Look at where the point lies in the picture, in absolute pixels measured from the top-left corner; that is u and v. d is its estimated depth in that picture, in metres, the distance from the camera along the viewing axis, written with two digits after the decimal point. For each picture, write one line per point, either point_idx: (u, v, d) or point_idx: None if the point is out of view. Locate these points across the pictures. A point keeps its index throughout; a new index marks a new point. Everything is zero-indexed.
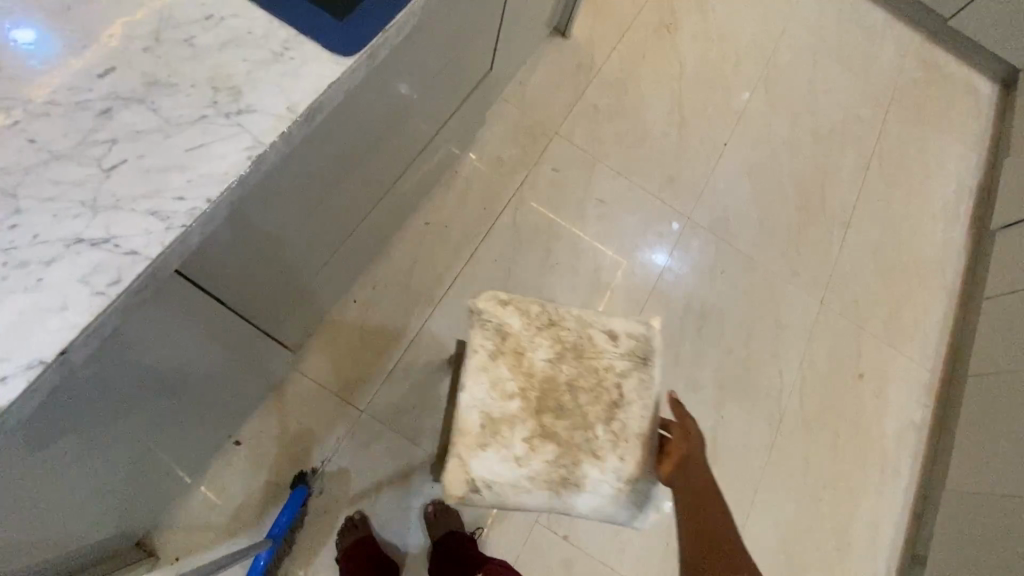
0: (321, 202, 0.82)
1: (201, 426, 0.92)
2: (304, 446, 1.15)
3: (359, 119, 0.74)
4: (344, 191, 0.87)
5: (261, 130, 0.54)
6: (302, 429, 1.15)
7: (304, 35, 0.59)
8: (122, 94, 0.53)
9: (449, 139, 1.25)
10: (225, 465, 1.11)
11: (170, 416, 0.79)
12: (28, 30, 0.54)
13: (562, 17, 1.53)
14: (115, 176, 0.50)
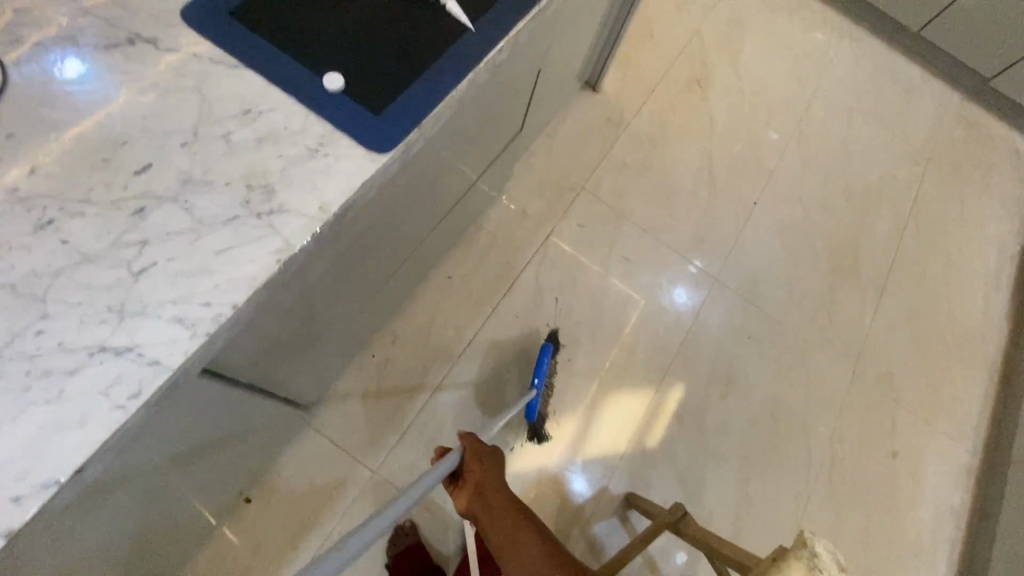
0: (345, 276, 0.81)
1: (208, 497, 0.90)
2: (313, 508, 1.12)
3: (388, 202, 0.74)
4: (370, 263, 0.87)
5: (292, 230, 0.54)
6: (312, 490, 1.13)
7: (339, 129, 0.59)
8: (156, 191, 0.53)
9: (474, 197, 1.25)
10: (233, 525, 1.09)
11: (187, 490, 0.78)
12: (73, 61, 0.57)
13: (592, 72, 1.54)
14: (143, 279, 0.50)
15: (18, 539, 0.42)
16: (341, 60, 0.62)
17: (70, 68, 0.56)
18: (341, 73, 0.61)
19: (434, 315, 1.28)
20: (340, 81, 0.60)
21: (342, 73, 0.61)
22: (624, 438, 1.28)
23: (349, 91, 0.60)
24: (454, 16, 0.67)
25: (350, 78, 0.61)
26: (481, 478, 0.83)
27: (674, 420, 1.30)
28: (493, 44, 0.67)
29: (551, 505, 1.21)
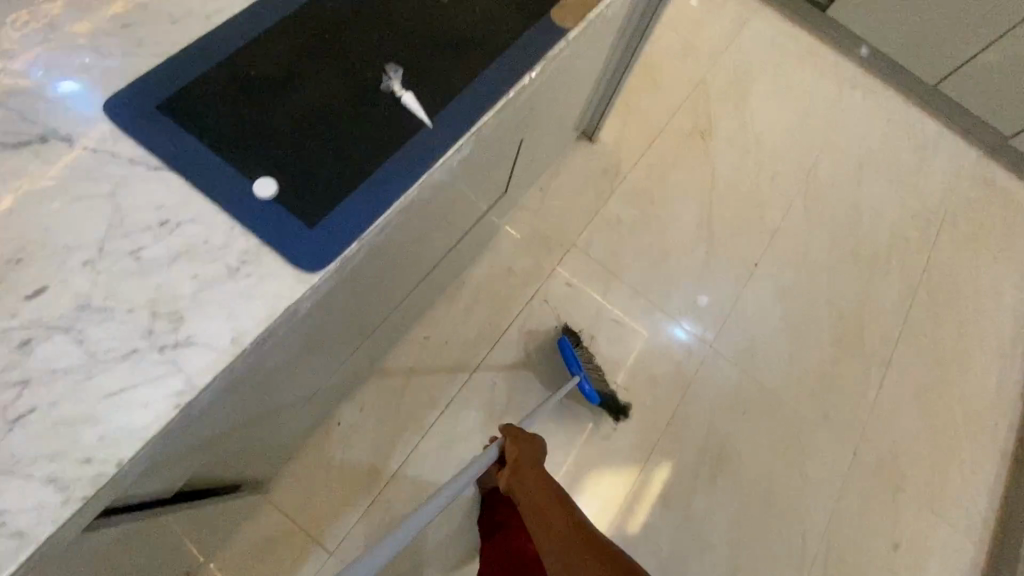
0: (293, 374, 0.73)
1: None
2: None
3: (336, 304, 0.67)
4: (325, 354, 0.80)
5: (197, 368, 0.48)
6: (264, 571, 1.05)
7: (266, 245, 0.52)
8: (47, 320, 0.47)
9: (454, 258, 1.19)
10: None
11: None
12: (68, 82, 0.55)
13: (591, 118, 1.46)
14: (18, 429, 0.44)
15: None
16: (276, 161, 0.56)
17: (65, 88, 0.55)
18: (275, 178, 0.55)
19: (408, 379, 1.21)
20: (272, 188, 0.54)
21: (276, 177, 0.55)
22: (604, 521, 1.20)
23: (282, 199, 0.54)
24: (410, 110, 0.60)
25: (285, 183, 0.55)
26: (519, 456, 0.95)
27: (657, 502, 1.22)
28: (452, 141, 0.61)
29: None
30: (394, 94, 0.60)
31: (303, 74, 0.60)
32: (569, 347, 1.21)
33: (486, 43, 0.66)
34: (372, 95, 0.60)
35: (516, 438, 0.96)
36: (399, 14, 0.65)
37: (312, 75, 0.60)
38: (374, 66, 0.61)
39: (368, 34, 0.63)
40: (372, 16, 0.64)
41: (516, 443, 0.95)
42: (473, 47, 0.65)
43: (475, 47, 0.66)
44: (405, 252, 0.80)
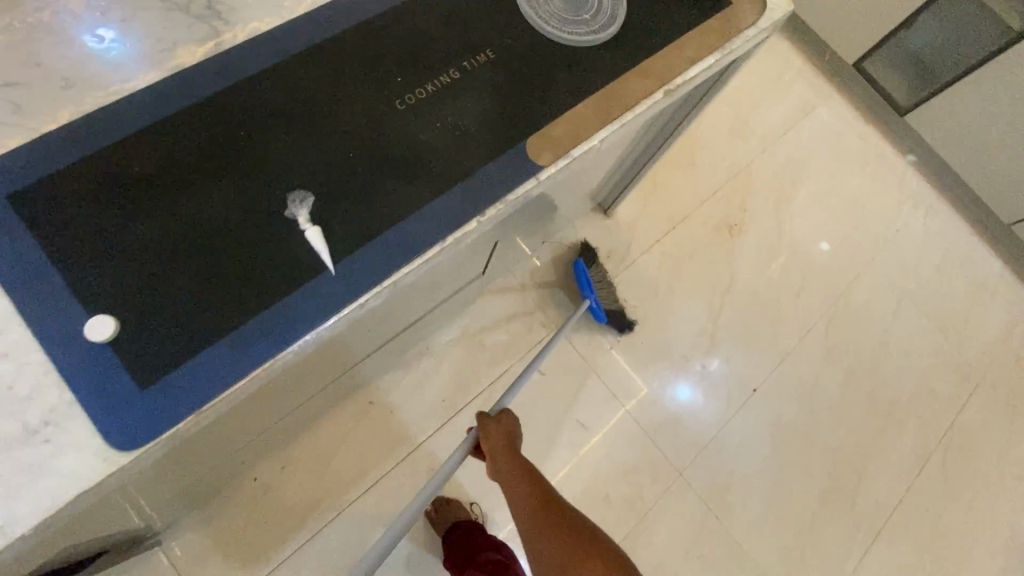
0: (165, 485, 0.67)
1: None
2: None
3: (209, 439, 0.58)
4: (210, 460, 0.71)
5: None
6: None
7: (81, 403, 0.43)
8: None
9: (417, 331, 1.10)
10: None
11: None
12: (105, 34, 0.53)
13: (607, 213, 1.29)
14: None
15: None
16: (126, 293, 0.46)
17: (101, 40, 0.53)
18: (117, 318, 0.45)
19: (341, 444, 1.12)
20: (111, 332, 0.44)
21: (119, 317, 0.45)
22: None
23: (118, 347, 0.44)
24: (311, 249, 0.50)
25: (128, 326, 0.45)
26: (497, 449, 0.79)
27: None
28: (354, 297, 0.50)
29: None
30: (299, 226, 0.50)
31: (197, 182, 0.50)
32: (584, 271, 1.22)
33: (434, 171, 0.55)
34: (269, 223, 0.49)
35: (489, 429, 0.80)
36: (337, 119, 0.54)
37: (207, 186, 0.50)
38: (284, 185, 0.51)
39: (292, 141, 0.52)
40: (304, 117, 0.53)
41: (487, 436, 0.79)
42: (416, 175, 0.54)
43: (418, 174, 0.54)
44: (328, 369, 0.71)
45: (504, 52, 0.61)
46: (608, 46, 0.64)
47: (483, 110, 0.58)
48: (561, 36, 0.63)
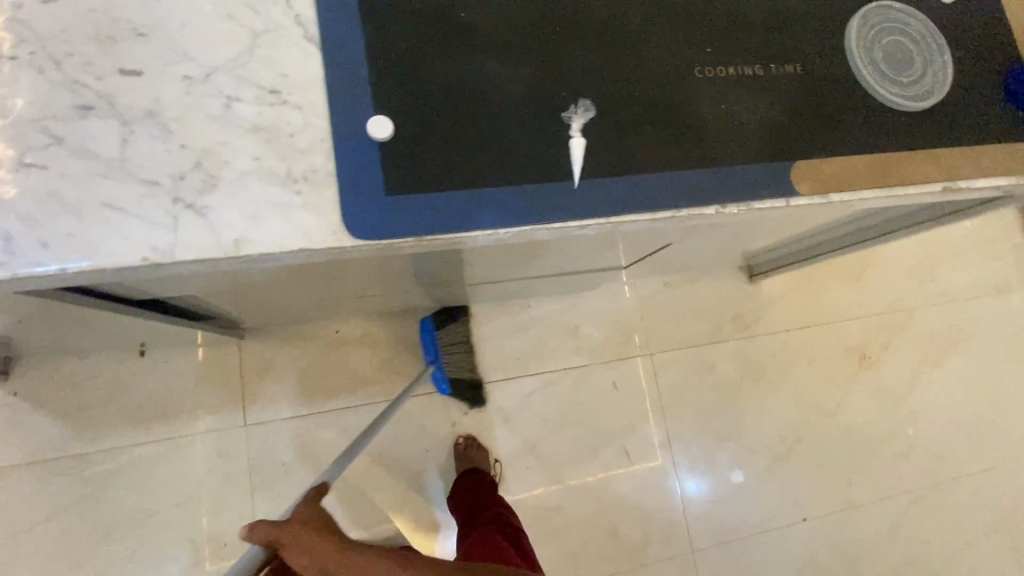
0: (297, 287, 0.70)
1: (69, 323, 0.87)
2: (160, 411, 1.06)
3: (385, 267, 0.63)
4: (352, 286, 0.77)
5: (189, 239, 0.44)
6: (170, 397, 1.06)
7: (335, 180, 0.47)
8: (118, 105, 0.45)
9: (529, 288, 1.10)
10: (93, 368, 1.05)
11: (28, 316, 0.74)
12: None
13: (449, 336, 1.12)
14: (18, 176, 0.43)
15: None
16: (410, 110, 0.49)
17: None
18: (394, 127, 0.49)
19: (419, 344, 1.17)
20: (385, 138, 0.48)
21: (396, 126, 0.49)
22: None
23: (383, 151, 0.48)
24: (569, 155, 0.51)
25: (399, 138, 0.49)
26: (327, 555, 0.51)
27: None
28: (580, 217, 0.50)
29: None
30: (568, 131, 0.51)
31: (505, 52, 0.52)
32: (427, 331, 1.10)
33: (701, 145, 0.54)
34: (544, 115, 0.51)
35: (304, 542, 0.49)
36: (642, 57, 0.55)
37: (510, 58, 0.52)
38: (572, 89, 0.52)
39: (596, 56, 0.54)
40: (614, 40, 0.55)
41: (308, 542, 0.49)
42: (686, 141, 0.54)
43: (689, 140, 0.54)
44: (490, 265, 0.74)
45: (813, 74, 0.59)
46: (915, 120, 0.61)
47: (770, 116, 0.57)
48: (875, 88, 0.60)
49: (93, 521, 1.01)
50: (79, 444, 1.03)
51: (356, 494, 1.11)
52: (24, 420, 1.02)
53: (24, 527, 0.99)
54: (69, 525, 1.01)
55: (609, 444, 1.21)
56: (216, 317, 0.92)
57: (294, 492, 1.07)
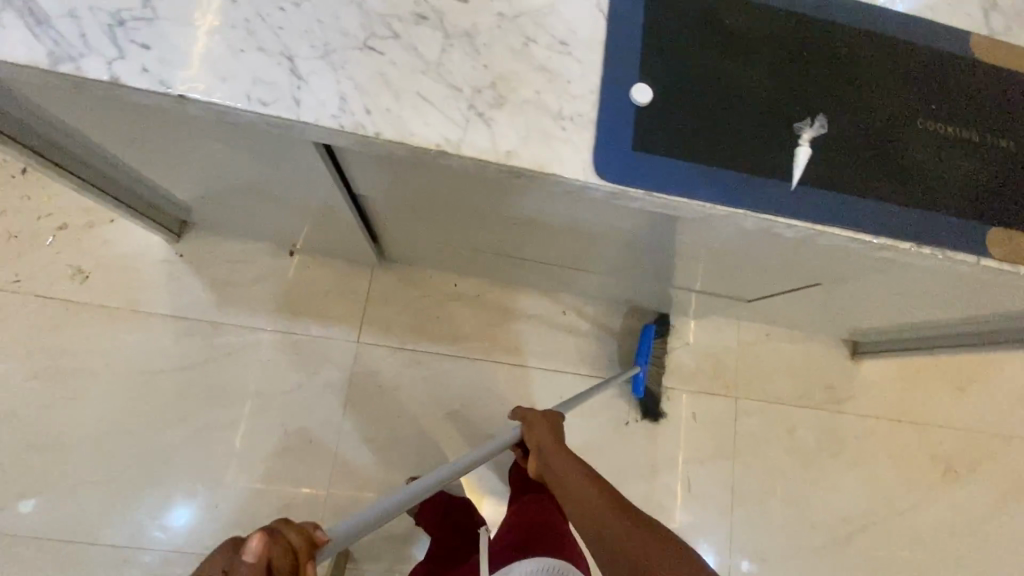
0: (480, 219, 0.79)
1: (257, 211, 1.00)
2: (290, 307, 1.17)
3: (577, 219, 0.70)
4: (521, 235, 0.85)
5: (473, 140, 0.53)
6: (303, 298, 1.18)
7: (594, 125, 0.55)
8: (444, 20, 0.55)
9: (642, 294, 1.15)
10: (248, 254, 1.18)
11: (248, 186, 0.85)
12: None
13: None
14: (362, 54, 0.53)
15: (125, 92, 0.50)
16: (667, 87, 0.57)
17: None
18: (653, 95, 0.56)
19: (524, 319, 1.24)
20: (643, 104, 0.55)
21: (653, 97, 0.56)
22: None
23: (638, 113, 0.55)
24: (792, 161, 0.57)
25: (655, 106, 0.56)
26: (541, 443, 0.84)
27: None
28: (790, 216, 0.56)
29: (389, 539, 1.12)
30: (796, 139, 0.57)
31: (757, 58, 0.59)
32: None
33: (910, 187, 0.59)
34: (779, 121, 0.57)
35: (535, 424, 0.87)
36: (874, 96, 0.60)
37: (761, 65, 0.59)
38: (806, 106, 0.58)
39: (832, 85, 0.60)
40: (852, 75, 0.60)
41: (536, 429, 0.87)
42: (897, 178, 0.59)
43: (900, 179, 0.59)
44: (652, 250, 0.81)
45: None
46: None
47: (978, 180, 0.61)
48: None
49: (210, 383, 1.13)
50: (218, 314, 1.15)
51: (431, 436, 1.17)
52: (182, 280, 1.15)
53: (157, 368, 1.12)
54: (191, 380, 1.13)
55: (673, 469, 1.23)
56: (374, 235, 1.02)
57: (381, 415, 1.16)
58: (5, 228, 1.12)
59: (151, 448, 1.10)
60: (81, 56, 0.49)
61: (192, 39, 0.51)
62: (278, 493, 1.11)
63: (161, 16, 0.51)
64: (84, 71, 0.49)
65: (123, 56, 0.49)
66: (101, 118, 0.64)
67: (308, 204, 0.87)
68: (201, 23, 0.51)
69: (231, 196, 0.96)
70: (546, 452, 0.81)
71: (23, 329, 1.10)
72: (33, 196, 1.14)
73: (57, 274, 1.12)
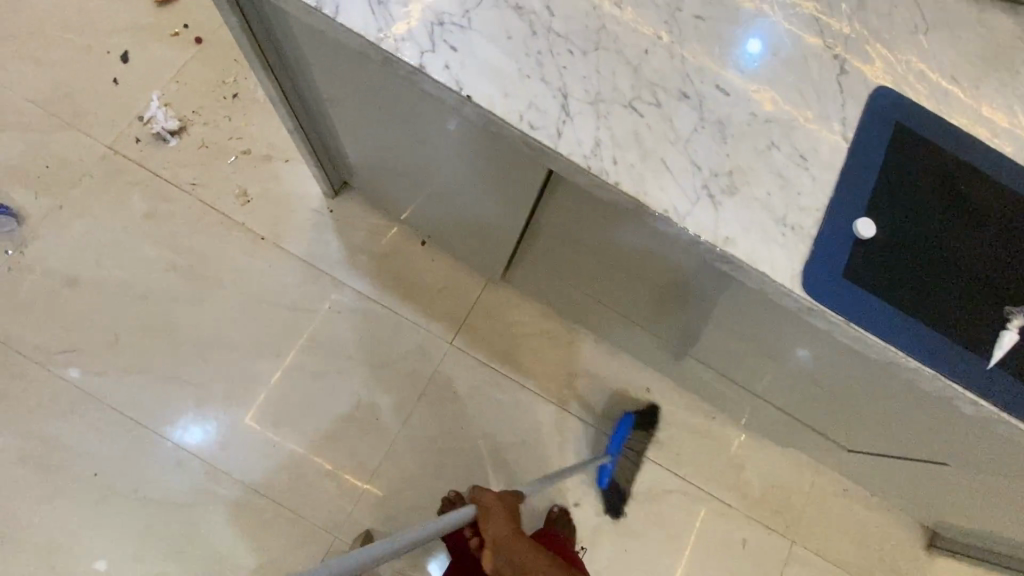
0: (636, 276, 0.82)
1: (420, 200, 1.08)
2: (405, 291, 1.23)
3: (738, 311, 0.72)
4: (661, 304, 0.88)
5: (698, 216, 0.56)
6: (419, 286, 1.24)
7: (811, 242, 0.57)
8: (703, 105, 0.59)
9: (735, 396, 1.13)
10: (386, 230, 1.26)
11: (433, 175, 0.92)
12: None
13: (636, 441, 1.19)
14: (625, 111, 0.58)
15: (420, 78, 0.57)
16: (888, 230, 0.58)
17: None
18: (875, 233, 0.58)
19: (610, 381, 1.24)
20: (864, 238, 0.57)
21: (874, 235, 0.58)
22: None
23: (856, 245, 0.57)
24: (995, 341, 0.56)
25: (874, 243, 0.58)
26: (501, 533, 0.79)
27: None
28: (979, 392, 0.55)
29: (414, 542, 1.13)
30: (1004, 322, 0.57)
31: (984, 231, 0.59)
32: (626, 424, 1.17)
33: None
34: (990, 299, 0.58)
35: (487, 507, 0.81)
36: None
37: (986, 239, 0.59)
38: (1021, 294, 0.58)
39: None
40: None
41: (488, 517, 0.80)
42: None
43: None
44: (787, 363, 0.81)
45: None
46: None
47: None
48: None
49: (312, 331, 1.20)
50: (342, 274, 1.23)
51: (485, 459, 1.18)
52: (323, 231, 1.24)
53: (273, 301, 1.20)
54: (297, 324, 1.20)
55: None
56: (512, 256, 1.08)
57: (448, 421, 1.19)
58: (201, 137, 1.25)
59: (241, 370, 1.17)
60: (399, 39, 0.56)
61: (492, 55, 0.57)
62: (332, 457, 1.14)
63: (472, 27, 0.58)
64: (397, 52, 0.56)
65: (432, 50, 0.56)
66: (364, 83, 0.72)
67: (478, 210, 0.93)
68: (502, 43, 0.58)
69: (405, 179, 1.03)
70: (506, 545, 0.78)
71: (180, 227, 1.20)
72: (232, 118, 1.27)
73: (225, 190, 1.23)
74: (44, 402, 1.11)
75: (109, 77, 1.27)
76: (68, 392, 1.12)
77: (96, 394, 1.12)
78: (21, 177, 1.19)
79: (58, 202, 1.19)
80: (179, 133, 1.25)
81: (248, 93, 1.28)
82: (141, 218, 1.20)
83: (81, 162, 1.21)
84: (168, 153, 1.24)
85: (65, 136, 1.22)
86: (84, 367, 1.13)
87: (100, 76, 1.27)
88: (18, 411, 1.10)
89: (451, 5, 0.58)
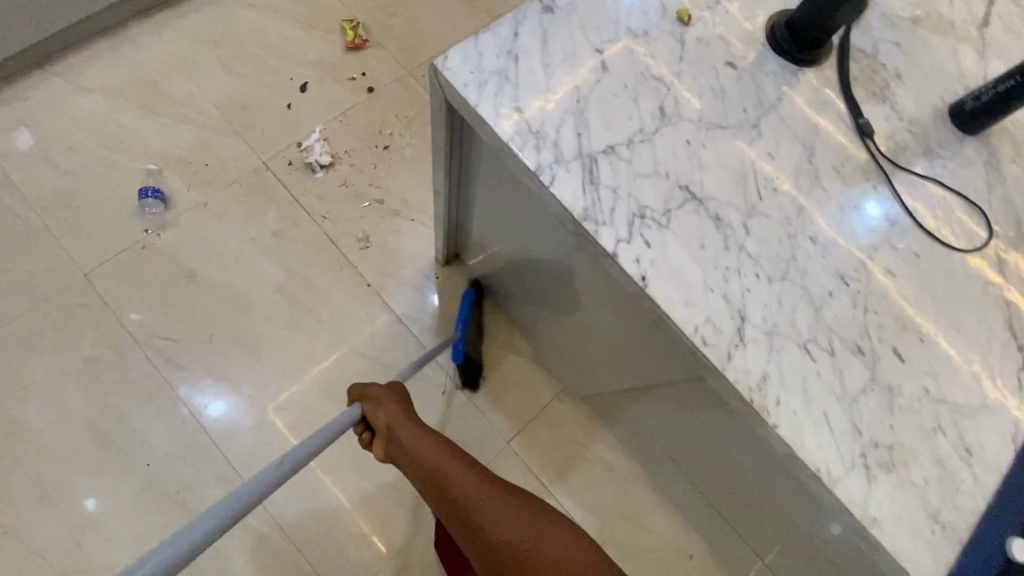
0: (734, 455, 0.81)
1: (529, 306, 1.09)
2: (482, 376, 1.24)
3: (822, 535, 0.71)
4: (744, 482, 0.87)
5: (850, 486, 0.54)
6: (497, 375, 1.25)
7: (960, 547, 0.53)
8: (877, 365, 0.58)
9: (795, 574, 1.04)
10: (482, 311, 1.28)
11: (558, 298, 0.94)
12: None
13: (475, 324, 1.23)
14: (799, 350, 0.57)
15: (611, 263, 0.59)
16: None
17: None
18: None
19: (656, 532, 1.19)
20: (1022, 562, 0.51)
21: None
22: None
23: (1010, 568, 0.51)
24: None
25: None
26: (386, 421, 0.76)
27: None
28: None
29: None
30: None
31: None
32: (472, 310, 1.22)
33: None
34: None
35: (377, 398, 0.78)
36: None
37: None
38: None
39: None
40: None
41: (379, 405, 0.77)
42: None
43: None
44: None
45: None
46: None
47: None
48: None
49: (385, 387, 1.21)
50: (430, 342, 1.25)
51: None
52: (425, 294, 1.28)
53: (359, 347, 1.23)
54: (374, 375, 1.22)
55: None
56: (601, 387, 1.08)
57: None
58: (345, 177, 1.33)
59: (309, 404, 1.19)
60: (601, 223, 0.58)
61: (683, 260, 0.58)
62: (366, 519, 1.14)
63: (670, 228, 0.59)
64: (597, 235, 0.58)
65: (629, 242, 0.58)
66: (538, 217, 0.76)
67: (589, 344, 0.94)
68: (695, 250, 0.59)
69: (524, 285, 1.06)
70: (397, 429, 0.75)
71: (301, 252, 1.27)
72: (377, 166, 1.35)
73: (351, 230, 1.30)
74: (129, 379, 1.16)
75: (285, 101, 1.38)
76: (152, 377, 1.16)
77: (176, 386, 1.17)
78: (181, 167, 1.29)
79: (204, 199, 1.28)
80: (327, 167, 1.33)
81: (398, 147, 1.37)
82: (270, 234, 1.27)
83: (236, 169, 1.31)
84: (313, 183, 1.32)
85: (230, 141, 1.33)
86: (175, 358, 1.18)
87: (277, 98, 1.38)
88: (103, 382, 1.15)
89: (656, 201, 0.60)
